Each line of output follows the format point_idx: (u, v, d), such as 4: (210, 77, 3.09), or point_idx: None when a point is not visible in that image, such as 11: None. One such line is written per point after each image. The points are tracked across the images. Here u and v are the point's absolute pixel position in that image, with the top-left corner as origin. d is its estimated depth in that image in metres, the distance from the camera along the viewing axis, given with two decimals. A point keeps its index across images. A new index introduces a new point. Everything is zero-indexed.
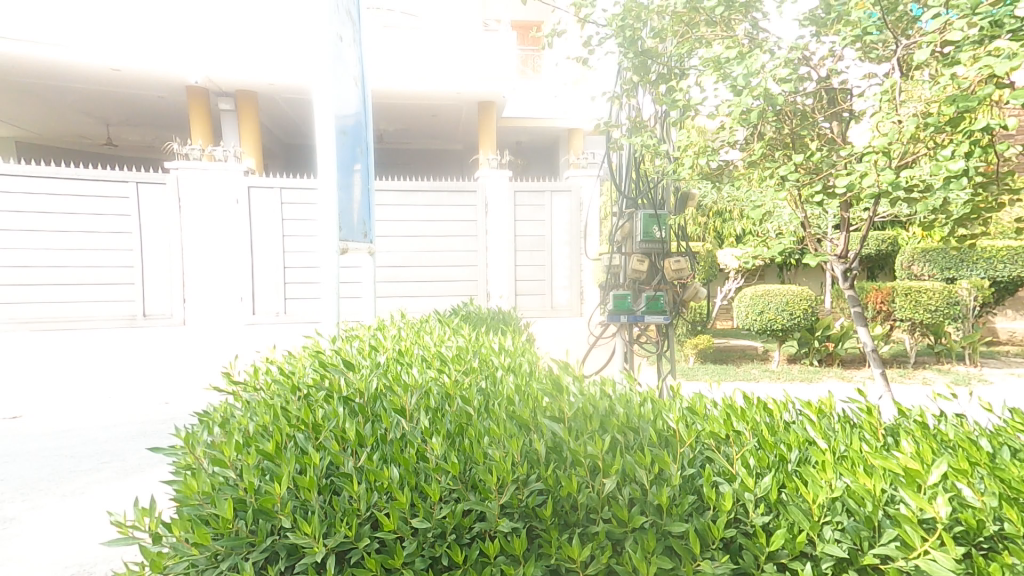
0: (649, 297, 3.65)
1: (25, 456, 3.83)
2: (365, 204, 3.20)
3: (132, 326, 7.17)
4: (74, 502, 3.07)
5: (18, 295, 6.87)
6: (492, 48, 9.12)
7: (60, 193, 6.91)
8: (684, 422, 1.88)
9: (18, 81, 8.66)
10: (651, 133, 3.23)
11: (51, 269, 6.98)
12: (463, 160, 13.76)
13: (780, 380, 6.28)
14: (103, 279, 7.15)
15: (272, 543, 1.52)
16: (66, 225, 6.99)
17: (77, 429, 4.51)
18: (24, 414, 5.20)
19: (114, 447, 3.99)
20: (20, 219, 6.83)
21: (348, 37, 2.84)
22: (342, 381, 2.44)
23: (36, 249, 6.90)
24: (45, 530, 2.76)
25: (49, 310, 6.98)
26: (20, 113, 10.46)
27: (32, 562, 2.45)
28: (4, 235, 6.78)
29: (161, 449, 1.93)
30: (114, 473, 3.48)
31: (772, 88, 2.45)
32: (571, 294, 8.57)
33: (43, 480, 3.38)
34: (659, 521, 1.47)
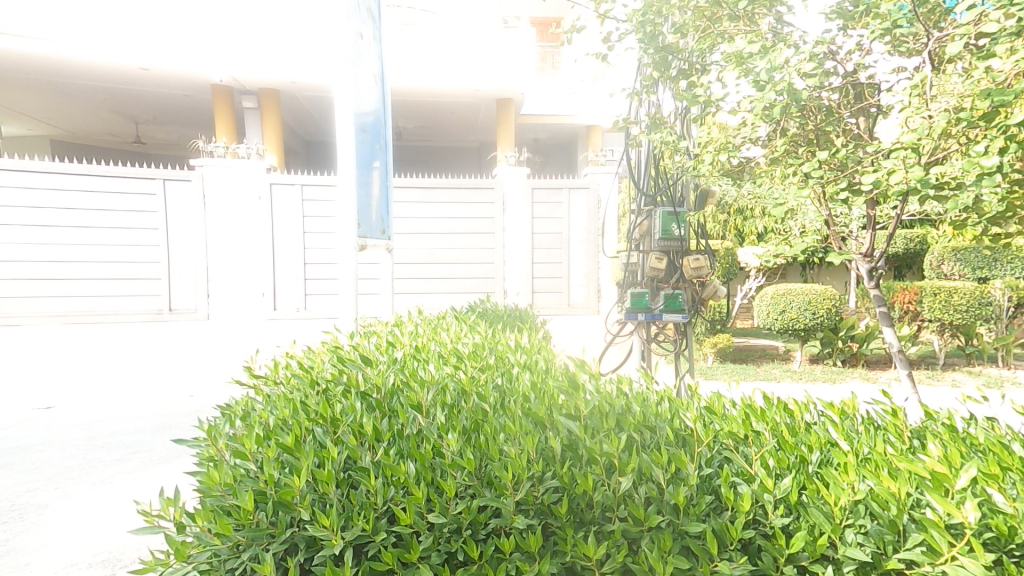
0: (668, 295, 3.56)
1: (57, 446, 3.95)
2: (385, 202, 3.18)
3: (158, 320, 7.39)
4: (102, 491, 3.15)
5: (48, 289, 7.08)
6: (509, 45, 9.07)
7: (86, 190, 7.10)
8: (702, 422, 1.89)
9: (51, 82, 8.99)
10: (672, 130, 3.10)
11: (81, 264, 7.19)
12: (480, 158, 13.78)
13: (801, 380, 6.17)
14: (129, 275, 7.34)
15: (292, 535, 1.56)
16: (93, 222, 7.19)
17: (106, 420, 4.63)
18: (56, 405, 5.36)
19: (138, 439, 4.08)
20: (50, 216, 7.02)
21: (368, 34, 2.84)
22: (360, 376, 2.50)
23: (67, 245, 7.12)
24: (75, 518, 2.83)
25: (79, 304, 7.18)
26: (55, 113, 10.88)
27: (62, 548, 2.53)
28: (36, 231, 6.99)
29: (185, 441, 2.00)
30: (140, 464, 3.56)
31: (796, 84, 2.37)
32: (587, 292, 8.54)
33: (73, 469, 3.48)
34: (676, 521, 1.47)
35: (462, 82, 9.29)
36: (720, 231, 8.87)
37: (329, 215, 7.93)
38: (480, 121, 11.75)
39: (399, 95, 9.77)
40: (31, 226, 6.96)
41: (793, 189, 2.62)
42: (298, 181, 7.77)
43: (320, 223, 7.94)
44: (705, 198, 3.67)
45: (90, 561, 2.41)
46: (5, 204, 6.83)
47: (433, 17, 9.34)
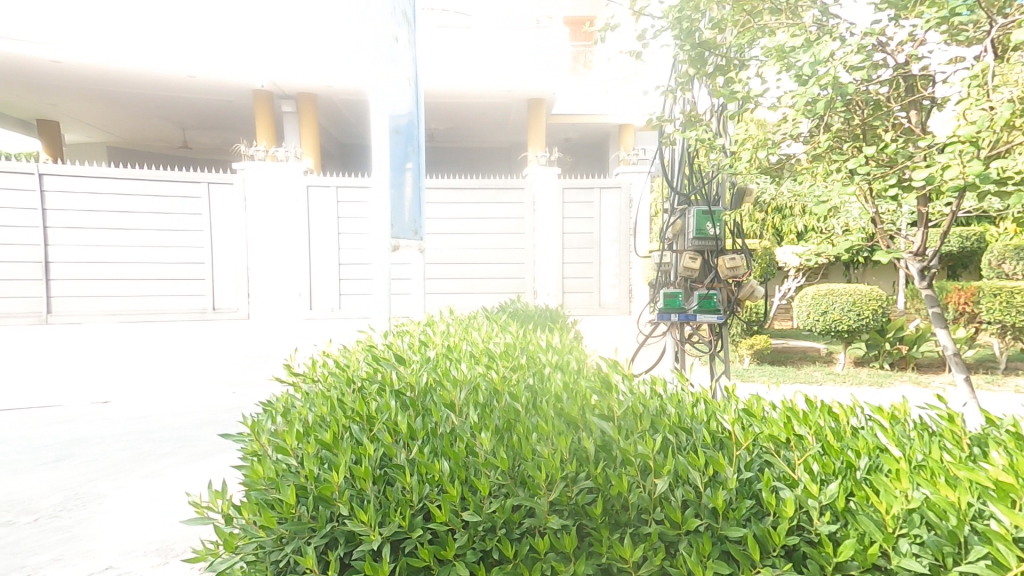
0: (702, 296, 3.44)
1: (111, 439, 4.09)
2: (418, 203, 3.20)
3: (202, 319, 8.04)
4: (154, 482, 3.23)
5: (105, 289, 7.78)
6: None
7: (139, 195, 7.77)
8: (740, 425, 1.86)
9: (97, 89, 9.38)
10: (707, 128, 2.94)
11: (139, 265, 7.88)
12: (511, 158, 13.87)
13: (845, 384, 5.96)
14: (174, 276, 7.99)
15: (332, 530, 1.61)
16: (144, 225, 7.83)
17: (156, 415, 4.77)
18: (113, 398, 5.45)
19: (185, 433, 4.20)
20: (108, 219, 7.68)
21: (404, 38, 2.88)
22: (394, 375, 2.56)
23: (120, 246, 7.79)
24: (130, 507, 2.91)
25: (131, 303, 7.89)
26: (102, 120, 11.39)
27: (122, 534, 2.62)
28: (95, 234, 7.66)
29: (230, 435, 2.08)
30: (188, 457, 3.66)
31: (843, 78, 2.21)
32: (619, 292, 8.47)
33: (128, 461, 3.60)
34: (714, 524, 1.45)
35: (491, 83, 9.32)
36: (757, 230, 8.62)
37: (360, 216, 8.21)
38: (511, 121, 11.75)
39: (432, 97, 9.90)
40: (96, 229, 7.65)
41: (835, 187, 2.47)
42: (332, 184, 8.05)
43: (352, 224, 8.25)
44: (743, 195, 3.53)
45: (145, 549, 2.49)
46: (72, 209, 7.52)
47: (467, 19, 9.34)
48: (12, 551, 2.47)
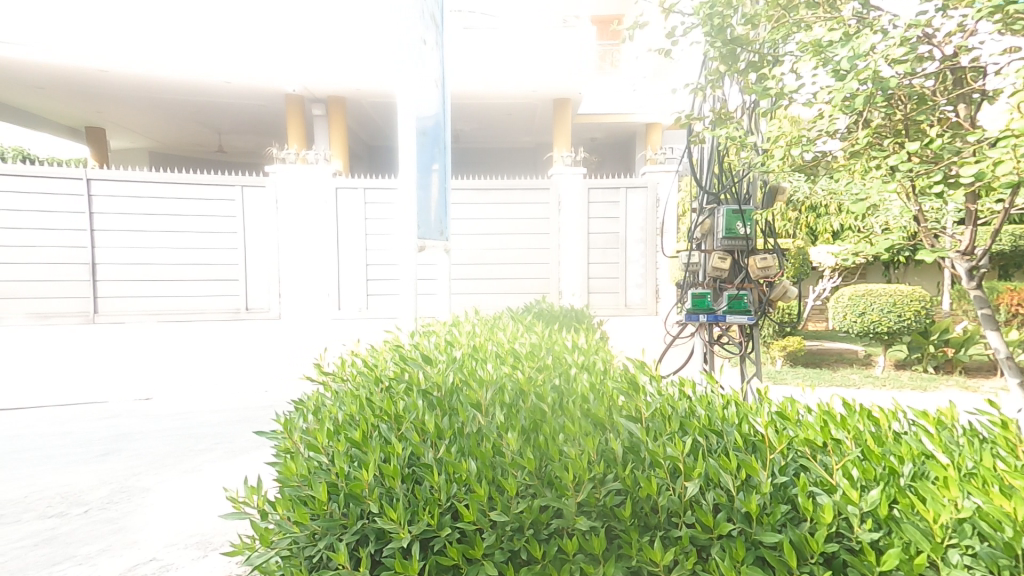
0: (731, 296, 3.38)
1: (152, 434, 4.22)
2: (443, 203, 3.21)
3: (236, 318, 8.80)
4: (194, 478, 3.31)
5: (151, 290, 8.59)
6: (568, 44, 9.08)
7: (180, 199, 8.59)
8: (774, 428, 1.82)
9: (136, 88, 9.74)
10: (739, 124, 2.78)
11: (185, 266, 8.71)
12: (536, 158, 13.95)
13: (885, 388, 5.76)
14: (208, 276, 8.77)
15: (362, 527, 1.64)
16: (184, 227, 8.62)
17: (194, 412, 4.91)
18: (155, 396, 5.48)
19: (220, 430, 4.31)
20: (155, 221, 8.52)
21: (432, 40, 2.90)
22: (421, 374, 2.58)
23: (163, 248, 8.58)
24: (173, 502, 2.99)
25: (172, 303, 8.69)
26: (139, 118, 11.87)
27: (166, 527, 2.72)
28: (144, 236, 8.49)
29: (265, 432, 2.13)
30: (224, 454, 3.75)
31: (884, 71, 2.08)
32: (645, 292, 8.51)
33: (169, 457, 3.70)
34: (748, 529, 1.43)
35: (519, 83, 9.49)
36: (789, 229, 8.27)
37: (386, 217, 8.89)
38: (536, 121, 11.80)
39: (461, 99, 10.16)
40: (147, 232, 8.50)
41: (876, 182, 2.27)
42: (360, 185, 8.78)
43: (378, 225, 8.89)
44: (775, 191, 3.35)
45: (185, 542, 2.56)
46: (127, 212, 8.39)
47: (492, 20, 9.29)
48: (64, 541, 2.57)
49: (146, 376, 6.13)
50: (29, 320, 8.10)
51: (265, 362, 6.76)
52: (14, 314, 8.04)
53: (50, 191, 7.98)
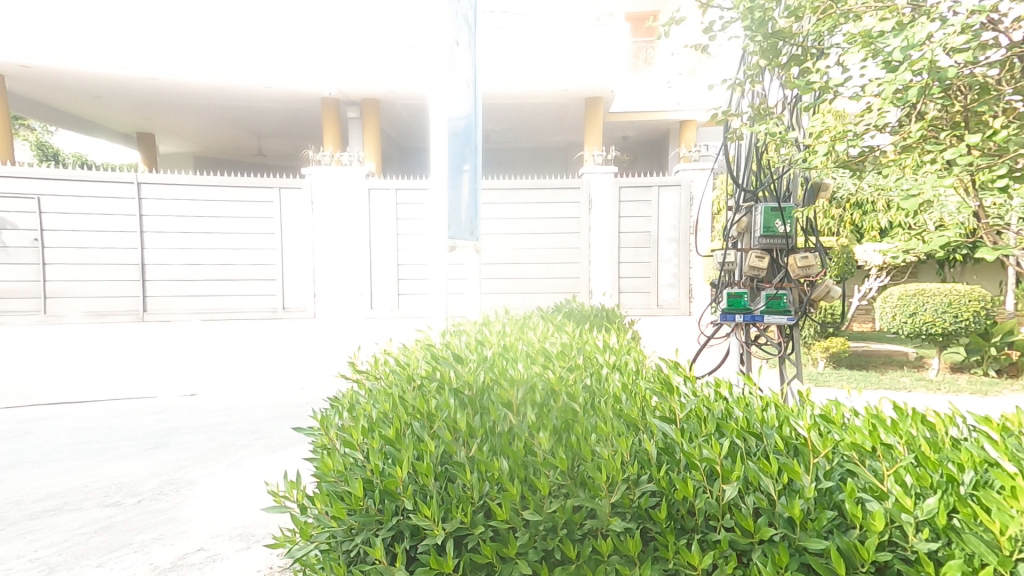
0: (770, 295, 3.29)
1: (198, 428, 4.38)
2: (475, 202, 3.22)
3: (274, 317, 9.59)
4: (237, 472, 3.41)
5: (196, 289, 9.43)
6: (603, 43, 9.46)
7: (224, 202, 9.41)
8: (817, 431, 1.77)
9: (190, 93, 10.64)
10: (779, 120, 2.57)
11: (232, 266, 9.53)
12: (567, 157, 14.52)
13: (940, 392, 5.52)
14: (250, 276, 9.57)
15: (398, 523, 1.66)
16: (229, 229, 9.45)
17: (235, 407, 5.06)
18: (199, 391, 5.66)
19: (260, 426, 4.43)
20: (206, 223, 9.37)
21: (465, 42, 2.91)
22: (453, 373, 2.60)
23: (209, 249, 9.43)
24: (219, 494, 3.09)
25: (216, 302, 9.52)
26: (177, 114, 12.34)
27: (213, 517, 2.81)
28: (194, 237, 9.35)
29: (302, 429, 2.17)
30: (264, 449, 3.85)
31: (942, 62, 1.94)
32: (677, 292, 9.08)
33: (213, 451, 3.83)
34: (791, 535, 1.39)
35: (552, 81, 9.75)
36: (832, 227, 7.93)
37: (417, 217, 9.47)
38: (568, 121, 12.20)
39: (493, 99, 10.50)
40: (205, 232, 9.39)
41: (933, 176, 2.04)
42: (392, 186, 9.36)
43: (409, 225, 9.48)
44: (817, 188, 3.20)
45: (230, 534, 2.64)
46: (184, 215, 9.29)
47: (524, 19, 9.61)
48: (120, 530, 2.68)
49: (189, 372, 6.35)
50: (87, 318, 9.04)
51: (300, 361, 6.89)
52: (74, 312, 8.96)
53: (108, 197, 8.97)
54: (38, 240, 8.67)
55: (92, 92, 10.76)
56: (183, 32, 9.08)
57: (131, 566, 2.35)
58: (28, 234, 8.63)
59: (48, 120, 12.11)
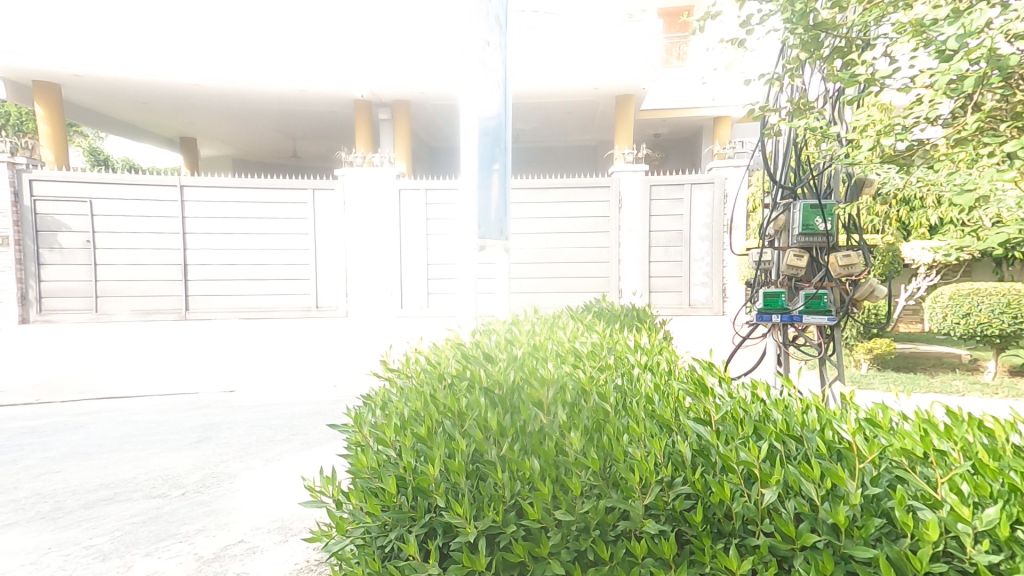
0: (809, 294, 3.20)
1: (238, 423, 4.52)
2: (505, 203, 3.14)
3: (309, 315, 9.85)
4: (276, 467, 3.49)
5: (234, 288, 9.75)
6: (636, 38, 9.42)
7: (259, 203, 9.65)
8: (862, 435, 1.70)
9: (225, 96, 10.92)
10: (819, 114, 2.48)
11: (267, 267, 9.80)
12: (597, 156, 14.73)
13: (996, 396, 5.27)
14: (286, 276, 9.84)
15: (430, 520, 1.67)
16: (265, 229, 9.71)
17: (273, 404, 5.20)
18: (238, 387, 5.84)
19: (297, 422, 4.54)
20: (247, 224, 9.65)
21: (496, 41, 2.92)
22: (483, 372, 2.61)
23: (247, 249, 9.70)
24: (259, 487, 3.18)
25: (252, 301, 9.82)
26: (214, 118, 12.76)
27: (254, 510, 2.89)
28: (238, 239, 9.65)
29: (336, 425, 2.20)
30: (300, 444, 3.94)
31: (1003, 48, 1.84)
32: (710, 291, 8.93)
33: (252, 445, 3.94)
34: (836, 542, 1.34)
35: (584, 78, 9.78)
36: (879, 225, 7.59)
37: (447, 217, 9.57)
38: (599, 118, 12.30)
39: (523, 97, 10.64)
40: (243, 233, 9.65)
41: (992, 170, 1.89)
42: (423, 186, 9.52)
43: (439, 225, 9.59)
44: (861, 184, 3.07)
45: (269, 527, 2.71)
46: (224, 216, 9.59)
47: (555, 18, 9.68)
48: (166, 520, 2.78)
49: (229, 369, 6.57)
50: (135, 316, 9.52)
51: (334, 359, 7.04)
52: (123, 311, 9.45)
53: (153, 200, 9.38)
54: (90, 241, 9.20)
55: (140, 99, 11.28)
56: (219, 40, 9.38)
57: (177, 555, 2.44)
58: (81, 235, 9.17)
59: (98, 126, 12.74)
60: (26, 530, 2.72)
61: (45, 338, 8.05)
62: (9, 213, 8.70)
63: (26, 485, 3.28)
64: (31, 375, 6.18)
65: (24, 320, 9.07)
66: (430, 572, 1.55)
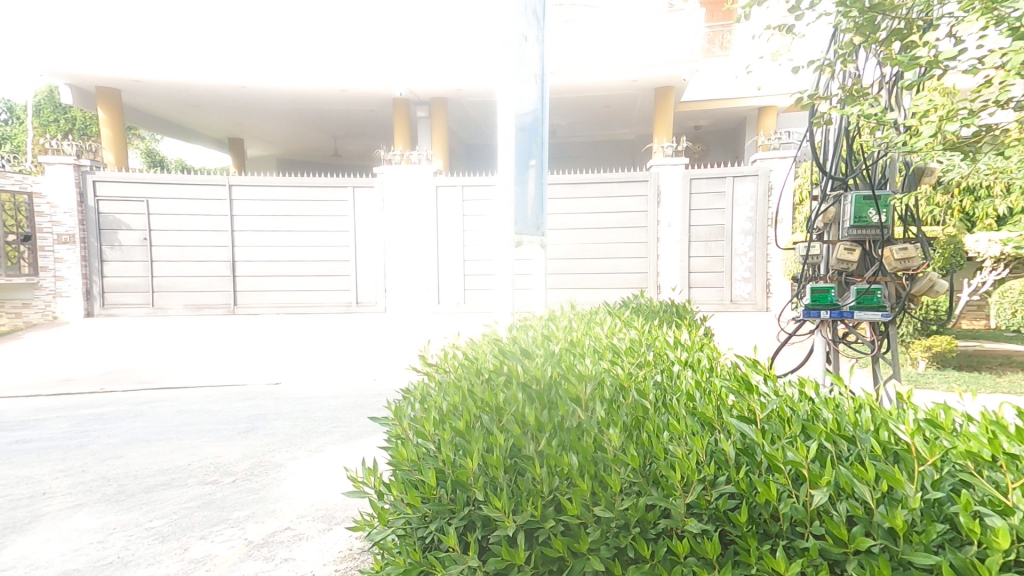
0: (860, 289, 3.07)
1: (284, 415, 4.67)
2: (541, 200, 3.17)
3: (349, 310, 10.07)
4: (319, 457, 3.60)
5: (278, 284, 10.06)
6: (676, 29, 9.23)
7: (299, 201, 9.92)
8: (921, 437, 1.61)
9: (267, 97, 11.29)
10: (875, 100, 2.37)
11: (308, 263, 10.07)
12: (635, 150, 14.53)
13: None
14: (328, 272, 10.09)
15: (469, 513, 1.69)
16: (308, 227, 9.99)
17: (317, 396, 5.35)
18: (284, 380, 6.05)
19: (338, 414, 4.66)
20: (292, 222, 9.96)
21: (533, 36, 2.93)
22: (520, 367, 2.61)
23: (291, 246, 10.00)
24: (304, 476, 3.29)
25: (295, 297, 10.11)
26: (259, 119, 13.23)
27: (299, 498, 2.99)
28: (284, 236, 9.97)
29: (378, 419, 2.25)
30: (342, 437, 4.04)
31: None
32: (753, 287, 8.68)
33: (296, 436, 4.06)
34: (892, 547, 1.28)
35: (621, 71, 9.66)
36: (941, 216, 7.19)
37: (483, 213, 9.63)
38: (636, 112, 12.13)
39: (560, 92, 10.58)
40: (286, 230, 9.96)
41: None
42: (458, 182, 9.59)
43: (476, 221, 9.65)
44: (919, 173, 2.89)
45: (313, 514, 2.80)
46: (269, 214, 9.91)
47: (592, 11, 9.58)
48: (218, 506, 2.90)
49: (282, 362, 6.80)
50: (187, 310, 9.96)
51: (377, 353, 7.19)
52: (176, 305, 9.90)
53: (202, 198, 9.78)
54: (146, 239, 9.69)
55: (189, 103, 11.78)
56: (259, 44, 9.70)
57: (230, 539, 2.55)
58: (139, 233, 9.67)
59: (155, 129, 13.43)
60: (94, 510, 2.89)
61: (107, 331, 8.52)
62: (75, 212, 9.27)
63: (93, 468, 3.49)
64: (97, 366, 6.58)
65: (89, 313, 9.59)
66: (471, 563, 1.57)
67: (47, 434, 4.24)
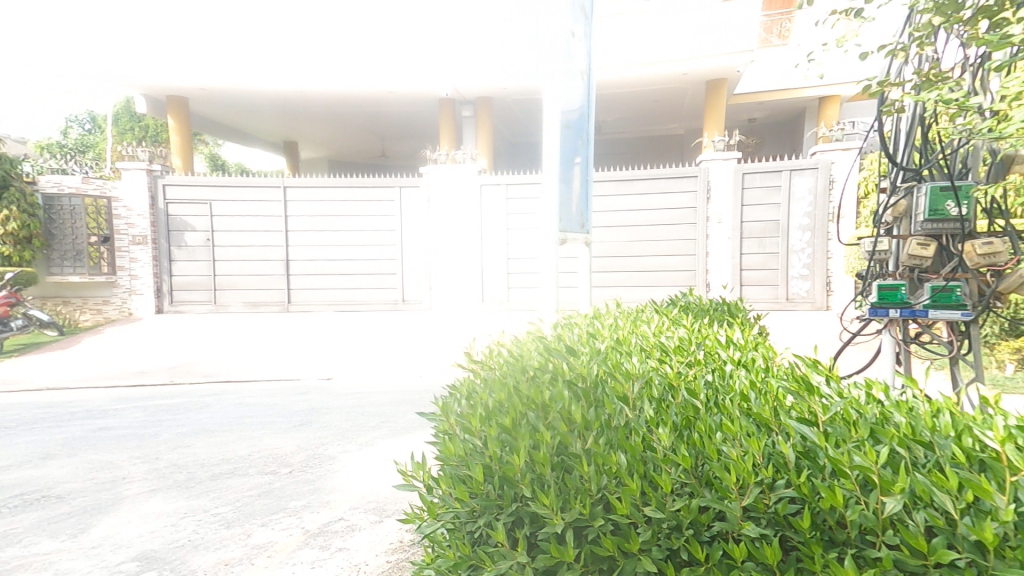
0: (937, 286, 2.90)
1: (337, 409, 4.82)
2: (587, 197, 3.14)
3: (397, 308, 10.30)
4: (370, 451, 3.69)
5: (328, 283, 10.39)
6: (728, 19, 8.97)
7: (345, 202, 10.22)
8: (1009, 444, 1.48)
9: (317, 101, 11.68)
10: (955, 85, 2.22)
11: (357, 263, 10.35)
12: (683, 145, 14.21)
13: None
14: (379, 271, 10.33)
15: (517, 509, 1.68)
16: (359, 227, 10.28)
17: (365, 392, 5.50)
18: (335, 375, 6.24)
19: (387, 410, 4.76)
20: (346, 221, 10.26)
21: (580, 32, 2.91)
22: (566, 365, 2.59)
23: (343, 246, 10.30)
24: (356, 469, 3.38)
25: (346, 295, 10.40)
26: (309, 122, 13.71)
27: (352, 490, 3.08)
28: (338, 235, 10.28)
29: (426, 414, 2.28)
30: (391, 431, 4.13)
31: None
32: (812, 284, 8.34)
33: (348, 430, 4.18)
34: (980, 562, 1.18)
35: (670, 64, 9.49)
36: None
37: (529, 211, 9.65)
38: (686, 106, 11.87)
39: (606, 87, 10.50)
40: (334, 230, 10.27)
41: None
42: (505, 181, 9.65)
43: (522, 219, 9.69)
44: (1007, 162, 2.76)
45: (366, 506, 2.87)
46: (322, 215, 10.25)
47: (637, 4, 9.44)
48: (277, 495, 3.03)
49: (334, 358, 7.02)
50: (246, 308, 10.41)
51: (424, 350, 7.32)
52: (236, 303, 10.36)
53: (255, 201, 10.22)
54: (210, 240, 10.17)
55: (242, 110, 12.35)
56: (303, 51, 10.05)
57: (288, 527, 2.65)
58: (202, 234, 10.16)
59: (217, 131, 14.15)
60: (167, 495, 3.07)
61: (173, 327, 9.03)
62: (147, 214, 9.84)
63: (165, 456, 3.70)
64: (166, 359, 6.99)
65: (159, 310, 10.21)
66: (520, 559, 1.57)
67: (124, 422, 4.53)
